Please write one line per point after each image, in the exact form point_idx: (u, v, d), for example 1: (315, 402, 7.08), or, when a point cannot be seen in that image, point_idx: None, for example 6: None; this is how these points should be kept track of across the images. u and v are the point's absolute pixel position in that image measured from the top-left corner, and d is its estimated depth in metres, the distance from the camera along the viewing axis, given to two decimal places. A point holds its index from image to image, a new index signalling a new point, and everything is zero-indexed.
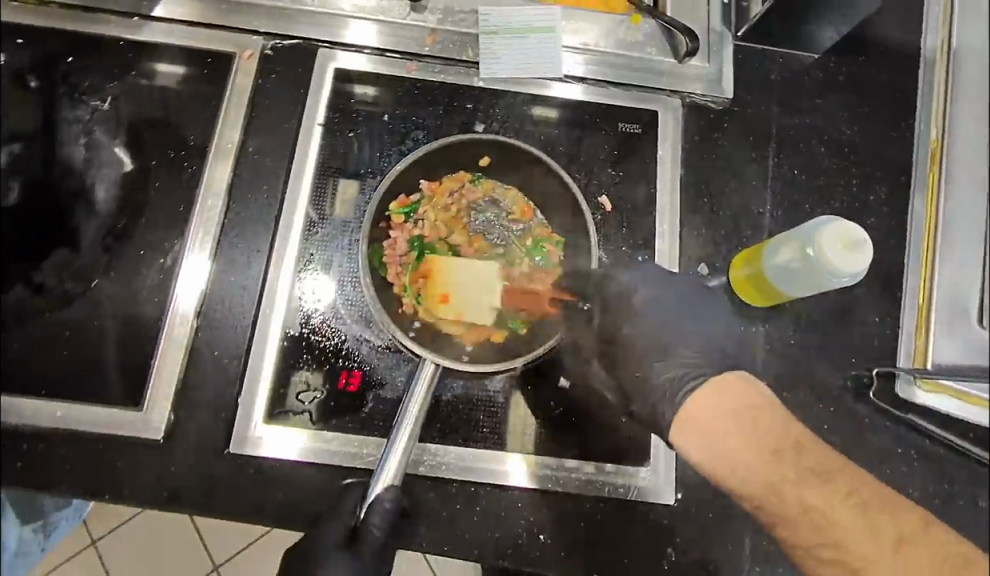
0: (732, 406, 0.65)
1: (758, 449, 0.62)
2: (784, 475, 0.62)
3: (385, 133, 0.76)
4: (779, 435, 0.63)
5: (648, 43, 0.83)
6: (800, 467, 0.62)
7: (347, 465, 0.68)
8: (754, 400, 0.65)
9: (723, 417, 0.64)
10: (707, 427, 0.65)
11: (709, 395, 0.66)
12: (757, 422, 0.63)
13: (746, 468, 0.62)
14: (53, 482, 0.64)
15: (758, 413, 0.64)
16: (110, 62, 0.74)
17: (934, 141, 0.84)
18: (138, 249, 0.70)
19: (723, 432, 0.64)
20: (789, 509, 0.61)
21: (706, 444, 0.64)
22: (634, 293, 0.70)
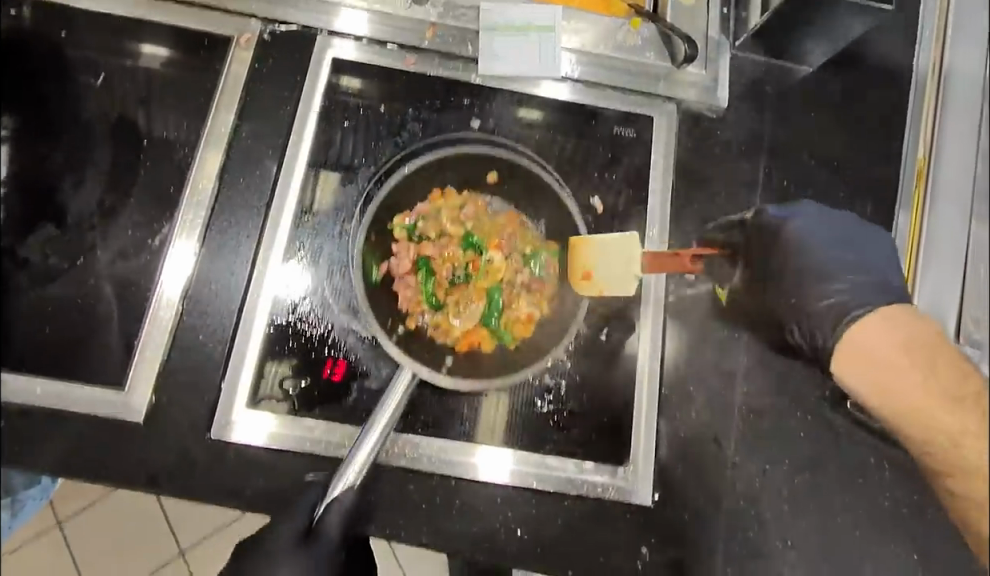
0: (905, 330, 0.61)
1: (938, 394, 0.58)
2: (964, 425, 0.56)
3: (381, 124, 0.77)
4: (959, 381, 0.58)
5: (647, 47, 0.83)
6: (973, 412, 0.57)
7: (328, 454, 0.68)
8: (922, 334, 0.60)
9: (885, 342, 0.61)
10: (874, 352, 0.61)
11: (880, 326, 0.61)
12: (931, 357, 0.59)
13: (911, 405, 0.58)
14: (31, 460, 0.64)
15: (932, 346, 0.60)
16: (108, 40, 0.74)
17: (920, 159, 0.84)
18: (127, 228, 0.69)
19: (898, 364, 0.59)
20: (962, 461, 0.57)
21: (860, 367, 0.61)
22: (786, 223, 0.69)
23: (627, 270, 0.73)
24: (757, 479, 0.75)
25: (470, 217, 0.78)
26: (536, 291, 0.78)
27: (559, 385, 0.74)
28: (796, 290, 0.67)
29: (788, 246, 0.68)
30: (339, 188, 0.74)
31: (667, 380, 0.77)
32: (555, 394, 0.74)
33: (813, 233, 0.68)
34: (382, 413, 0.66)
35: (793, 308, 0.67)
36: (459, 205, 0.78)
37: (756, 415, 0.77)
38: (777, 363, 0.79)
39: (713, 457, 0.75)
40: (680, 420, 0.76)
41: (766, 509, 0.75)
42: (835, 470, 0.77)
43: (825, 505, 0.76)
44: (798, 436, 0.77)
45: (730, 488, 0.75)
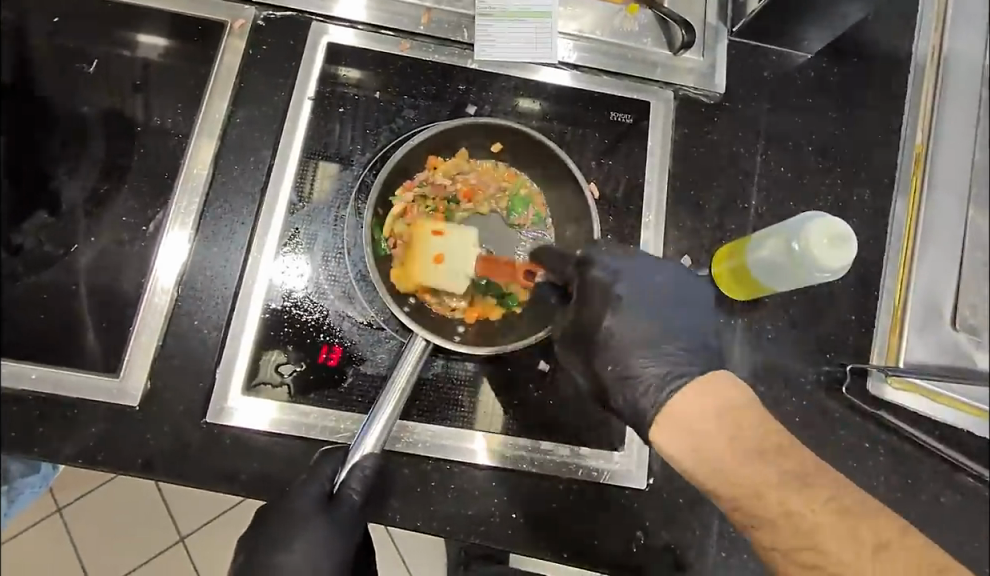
0: (714, 402, 0.59)
1: (746, 460, 0.57)
2: (765, 476, 0.57)
3: (377, 110, 0.77)
4: (761, 439, 0.58)
5: (645, 33, 0.83)
6: (761, 464, 0.57)
7: (325, 438, 0.68)
8: (733, 405, 0.59)
9: (701, 414, 0.59)
10: (691, 426, 0.59)
11: (691, 401, 0.60)
12: (737, 421, 0.58)
13: (726, 476, 0.57)
14: (28, 445, 0.64)
15: (739, 410, 0.59)
16: (100, 25, 0.74)
17: (919, 146, 0.82)
18: (121, 216, 0.69)
19: (709, 437, 0.58)
20: (772, 517, 0.57)
21: (677, 435, 0.59)
22: (615, 281, 0.63)
23: (466, 269, 0.72)
24: None
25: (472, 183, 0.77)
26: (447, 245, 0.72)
27: (555, 370, 0.74)
28: (616, 356, 0.63)
29: (620, 305, 0.63)
30: (334, 174, 0.74)
31: None
32: (551, 378, 0.74)
33: (637, 300, 0.63)
34: (383, 412, 0.64)
35: (618, 378, 0.62)
36: (458, 170, 0.77)
37: None
38: (771, 350, 0.79)
39: None
40: None
41: None
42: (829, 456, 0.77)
43: None
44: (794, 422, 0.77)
45: None
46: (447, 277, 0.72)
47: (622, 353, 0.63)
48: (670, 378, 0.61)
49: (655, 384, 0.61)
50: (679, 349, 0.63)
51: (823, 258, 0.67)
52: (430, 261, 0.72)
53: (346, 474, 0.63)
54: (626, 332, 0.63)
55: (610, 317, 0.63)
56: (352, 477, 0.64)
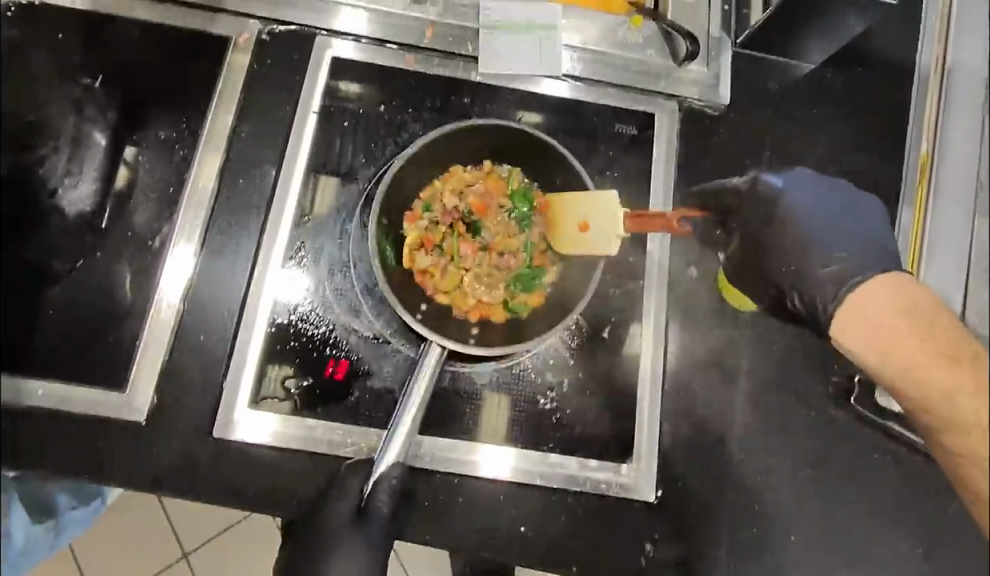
0: (902, 302, 0.60)
1: (931, 355, 0.57)
2: (958, 379, 0.56)
3: (381, 124, 0.77)
4: (956, 341, 0.58)
5: (648, 45, 0.83)
6: (952, 363, 0.57)
7: (334, 453, 0.68)
8: (925, 305, 0.60)
9: (885, 306, 0.61)
10: (874, 320, 0.61)
11: (874, 299, 0.61)
12: (921, 318, 0.59)
13: (910, 365, 0.58)
14: (34, 462, 0.64)
15: (930, 312, 0.59)
16: (104, 39, 0.74)
17: (924, 154, 0.83)
18: (128, 231, 0.69)
19: (889, 328, 0.59)
20: (963, 423, 0.55)
21: (862, 329, 0.61)
22: (780, 195, 0.70)
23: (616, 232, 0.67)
24: (761, 474, 0.75)
25: (475, 192, 0.76)
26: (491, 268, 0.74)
27: (561, 383, 0.73)
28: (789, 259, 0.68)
29: (785, 215, 0.69)
30: (341, 190, 0.74)
31: (669, 380, 0.76)
32: (557, 391, 0.73)
33: (806, 211, 0.69)
34: (407, 406, 0.64)
35: (793, 274, 0.67)
36: (463, 182, 0.76)
37: (760, 411, 0.76)
38: (780, 361, 0.78)
39: (717, 452, 0.75)
40: (681, 419, 0.75)
41: (770, 505, 0.74)
42: (838, 466, 0.76)
43: (828, 501, 0.75)
44: (802, 432, 0.77)
45: (733, 484, 0.74)
46: (595, 243, 0.68)
47: (792, 254, 0.68)
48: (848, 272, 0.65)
49: (835, 279, 0.65)
50: (847, 249, 0.66)
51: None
52: (575, 230, 0.69)
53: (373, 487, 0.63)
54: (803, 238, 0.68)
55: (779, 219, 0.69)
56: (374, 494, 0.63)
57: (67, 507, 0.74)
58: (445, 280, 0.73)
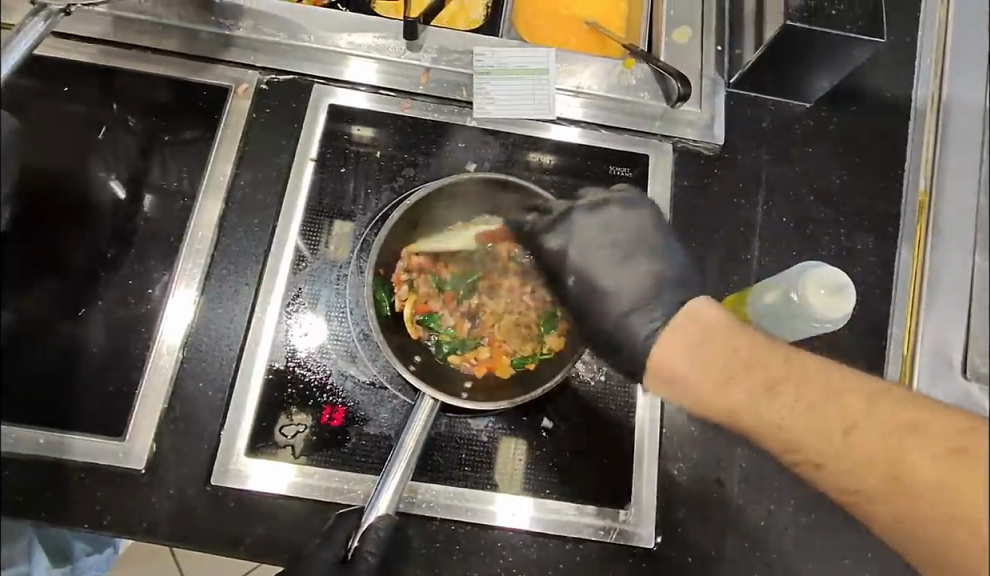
0: (688, 339, 0.62)
1: (713, 381, 0.60)
2: (740, 398, 0.59)
3: (377, 170, 0.78)
4: (732, 357, 0.60)
5: (641, 87, 0.83)
6: (756, 384, 0.59)
7: (335, 500, 0.68)
8: (705, 332, 0.62)
9: (677, 351, 0.62)
10: (672, 365, 0.62)
11: (666, 338, 0.63)
12: (715, 346, 0.61)
13: (729, 409, 0.60)
14: (35, 511, 0.65)
15: (714, 336, 0.62)
16: (107, 91, 0.76)
17: (923, 193, 0.85)
18: (128, 280, 0.70)
19: (684, 372, 0.61)
20: (769, 433, 0.58)
21: (668, 380, 0.63)
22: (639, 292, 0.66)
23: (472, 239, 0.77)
24: (762, 519, 0.74)
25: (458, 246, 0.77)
26: (486, 324, 0.76)
27: (559, 428, 0.73)
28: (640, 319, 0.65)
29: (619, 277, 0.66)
30: (339, 238, 0.75)
31: (668, 422, 0.76)
32: (554, 436, 0.73)
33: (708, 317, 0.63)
34: (398, 459, 0.64)
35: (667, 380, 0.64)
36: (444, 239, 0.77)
37: (760, 452, 0.76)
38: None
39: (716, 497, 0.74)
40: (680, 463, 0.75)
41: (772, 550, 0.73)
42: (843, 512, 0.75)
43: (832, 545, 0.74)
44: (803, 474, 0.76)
45: (733, 529, 0.73)
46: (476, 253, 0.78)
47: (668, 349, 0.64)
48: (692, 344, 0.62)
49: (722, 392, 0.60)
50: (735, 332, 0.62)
51: (822, 313, 0.67)
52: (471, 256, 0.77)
53: (363, 539, 0.63)
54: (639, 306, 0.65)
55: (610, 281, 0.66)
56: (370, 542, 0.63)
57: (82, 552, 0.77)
58: (441, 338, 0.75)
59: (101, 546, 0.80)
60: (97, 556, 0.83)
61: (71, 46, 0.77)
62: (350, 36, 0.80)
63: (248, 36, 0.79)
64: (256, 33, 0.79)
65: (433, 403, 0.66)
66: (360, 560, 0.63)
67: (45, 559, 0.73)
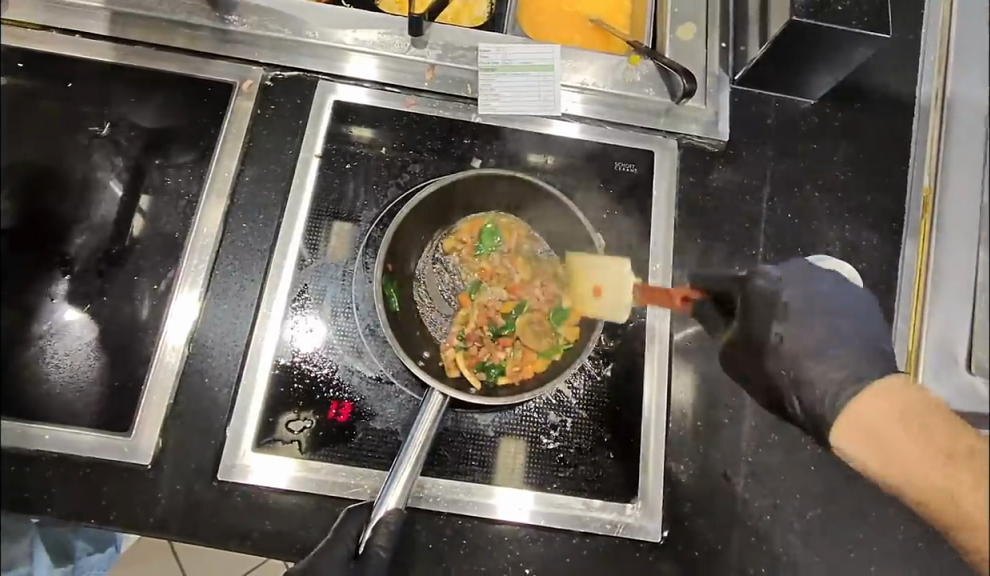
0: (896, 408, 0.55)
1: (928, 455, 0.52)
2: (957, 480, 0.51)
3: (382, 166, 0.78)
4: (952, 438, 0.53)
5: (646, 83, 0.83)
6: (978, 473, 0.51)
7: (340, 494, 0.68)
8: (921, 405, 0.55)
9: (885, 416, 0.55)
10: (876, 431, 0.55)
11: (866, 403, 0.57)
12: (926, 421, 0.53)
13: (944, 493, 0.51)
14: (39, 508, 0.65)
15: (930, 412, 0.54)
16: (110, 88, 0.76)
17: (926, 188, 0.84)
18: (133, 276, 0.70)
19: (890, 440, 0.53)
20: (976, 526, 0.50)
21: (865, 443, 0.55)
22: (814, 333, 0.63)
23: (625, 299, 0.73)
24: (769, 513, 0.74)
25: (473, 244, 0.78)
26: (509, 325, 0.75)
27: (566, 422, 0.73)
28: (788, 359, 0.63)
29: (789, 324, 0.63)
30: (345, 235, 0.75)
31: (673, 417, 0.76)
32: (561, 430, 0.72)
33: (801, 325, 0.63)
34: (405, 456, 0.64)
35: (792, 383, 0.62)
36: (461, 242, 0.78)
37: (766, 447, 0.76)
38: None
39: (723, 491, 0.74)
40: (686, 457, 0.75)
41: (778, 545, 0.73)
42: (848, 506, 0.75)
43: (837, 539, 0.74)
44: (808, 468, 0.76)
45: (739, 523, 0.73)
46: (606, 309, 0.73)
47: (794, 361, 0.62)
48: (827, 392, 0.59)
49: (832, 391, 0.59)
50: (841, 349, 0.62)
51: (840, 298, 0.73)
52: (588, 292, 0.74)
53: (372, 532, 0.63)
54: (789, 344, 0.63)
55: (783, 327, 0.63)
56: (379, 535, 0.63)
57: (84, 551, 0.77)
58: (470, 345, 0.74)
59: (103, 545, 0.80)
60: (100, 555, 0.83)
61: (74, 43, 0.77)
62: (355, 32, 0.80)
63: (252, 32, 0.79)
64: (260, 28, 0.79)
65: (442, 399, 0.66)
66: (371, 553, 0.63)
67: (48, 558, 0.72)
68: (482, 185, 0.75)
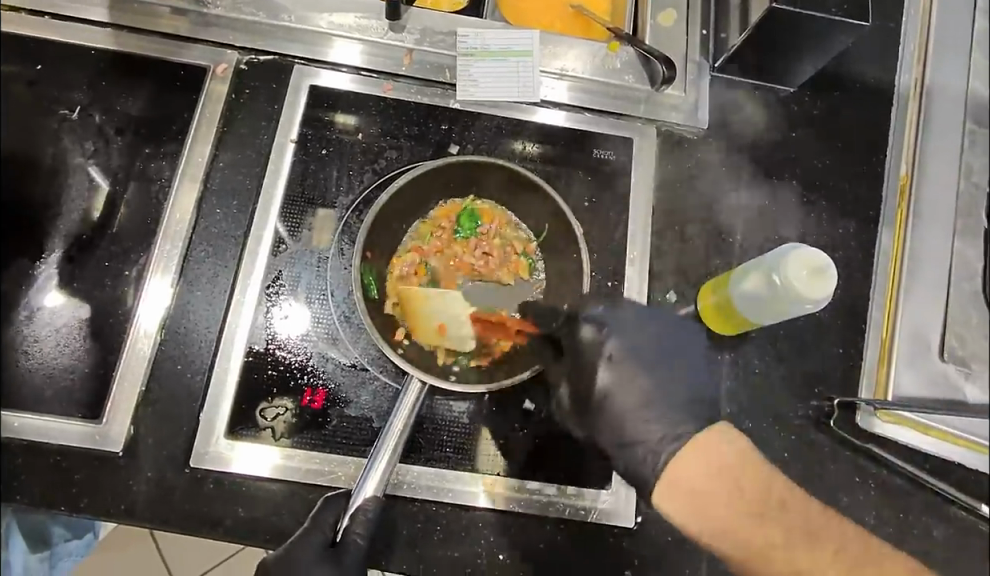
0: (717, 468, 0.59)
1: (746, 516, 0.58)
2: (771, 539, 0.57)
3: (358, 151, 0.77)
4: (763, 495, 0.59)
5: (626, 70, 0.83)
6: (785, 529, 0.58)
7: (315, 481, 0.68)
8: (734, 464, 0.59)
9: (703, 476, 0.59)
10: (695, 493, 0.59)
11: (684, 461, 0.60)
12: (742, 482, 0.58)
13: (762, 550, 0.57)
14: (9, 495, 0.64)
15: (742, 472, 0.59)
16: (81, 71, 0.75)
17: (903, 176, 0.84)
18: (104, 262, 0.70)
19: (713, 502, 0.58)
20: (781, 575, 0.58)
21: (684, 504, 0.59)
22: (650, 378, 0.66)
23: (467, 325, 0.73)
24: None
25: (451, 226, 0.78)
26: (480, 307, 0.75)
27: (541, 409, 0.73)
28: (628, 399, 0.65)
29: (617, 366, 0.66)
30: (320, 224, 0.74)
31: None
32: (536, 417, 0.73)
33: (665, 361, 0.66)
34: (383, 445, 0.64)
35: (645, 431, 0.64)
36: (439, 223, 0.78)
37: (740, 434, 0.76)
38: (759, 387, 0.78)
39: None
40: None
41: None
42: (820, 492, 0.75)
43: None
44: (782, 455, 0.76)
45: None
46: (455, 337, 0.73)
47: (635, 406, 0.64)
48: (668, 441, 0.62)
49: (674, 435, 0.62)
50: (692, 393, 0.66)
51: (805, 290, 0.67)
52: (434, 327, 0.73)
53: (349, 520, 0.63)
54: (619, 394, 0.65)
55: (603, 375, 0.66)
56: (353, 522, 0.63)
57: (58, 538, 0.76)
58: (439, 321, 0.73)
59: (76, 533, 0.79)
60: (76, 542, 0.82)
61: (44, 25, 0.75)
62: (333, 16, 0.80)
63: (227, 16, 0.78)
64: (235, 12, 0.78)
65: (421, 386, 0.66)
66: (349, 541, 0.63)
67: (21, 546, 0.72)
68: (461, 171, 0.75)
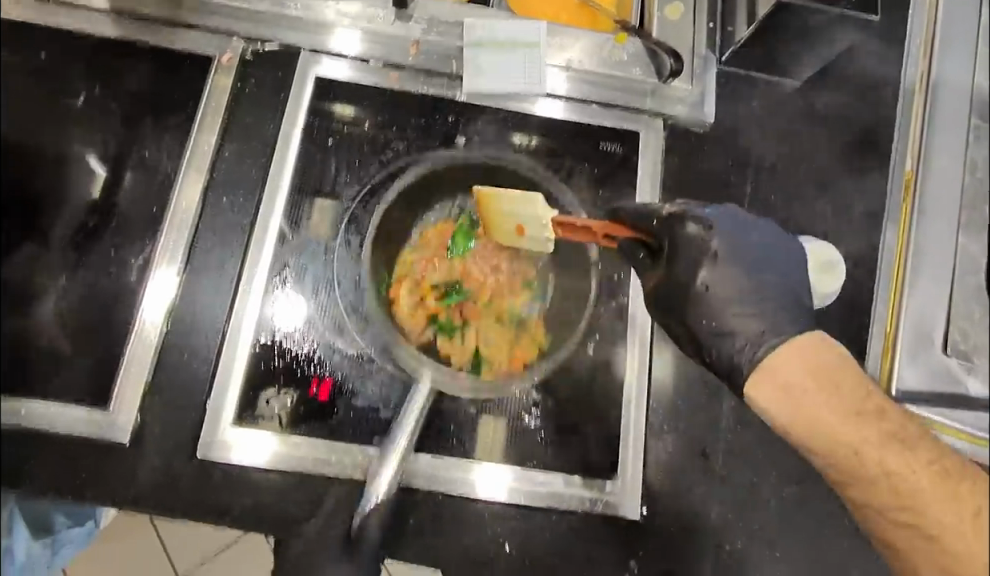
0: (815, 369, 0.59)
1: (841, 413, 0.58)
2: (862, 435, 0.57)
3: (365, 141, 0.77)
4: (861, 398, 0.58)
5: (633, 62, 0.83)
6: (880, 432, 0.58)
7: (320, 471, 0.68)
8: (834, 366, 0.59)
9: (800, 371, 0.59)
10: (790, 384, 0.59)
11: (786, 355, 0.60)
12: (838, 383, 0.58)
13: (851, 446, 0.57)
14: (14, 483, 0.64)
15: (840, 373, 0.59)
16: (86, 59, 0.74)
17: (908, 171, 0.82)
18: (110, 250, 0.70)
19: (808, 397, 0.58)
20: (867, 476, 0.58)
21: (778, 395, 0.59)
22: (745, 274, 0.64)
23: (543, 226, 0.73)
24: (745, 490, 0.75)
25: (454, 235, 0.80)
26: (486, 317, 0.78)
27: (547, 400, 0.73)
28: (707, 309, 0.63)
29: (713, 264, 0.63)
30: (326, 215, 0.74)
31: (653, 396, 0.76)
32: (542, 409, 0.73)
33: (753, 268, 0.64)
34: None
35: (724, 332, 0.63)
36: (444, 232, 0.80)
37: (744, 425, 0.76)
38: None
39: (701, 468, 0.75)
40: (665, 435, 0.75)
41: (754, 521, 0.74)
42: (823, 484, 0.76)
43: (812, 516, 0.75)
44: (786, 447, 0.76)
45: (716, 499, 0.74)
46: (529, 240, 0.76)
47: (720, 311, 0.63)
48: (769, 335, 0.62)
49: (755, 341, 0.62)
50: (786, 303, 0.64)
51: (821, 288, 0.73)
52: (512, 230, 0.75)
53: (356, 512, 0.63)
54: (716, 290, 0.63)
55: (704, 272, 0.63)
56: None
57: (59, 526, 0.76)
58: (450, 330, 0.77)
59: (77, 520, 0.79)
60: (76, 530, 0.82)
61: (46, 11, 0.75)
62: (339, 6, 0.79)
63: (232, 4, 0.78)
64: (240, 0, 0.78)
65: None
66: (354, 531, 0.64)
67: (22, 535, 0.71)
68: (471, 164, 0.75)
